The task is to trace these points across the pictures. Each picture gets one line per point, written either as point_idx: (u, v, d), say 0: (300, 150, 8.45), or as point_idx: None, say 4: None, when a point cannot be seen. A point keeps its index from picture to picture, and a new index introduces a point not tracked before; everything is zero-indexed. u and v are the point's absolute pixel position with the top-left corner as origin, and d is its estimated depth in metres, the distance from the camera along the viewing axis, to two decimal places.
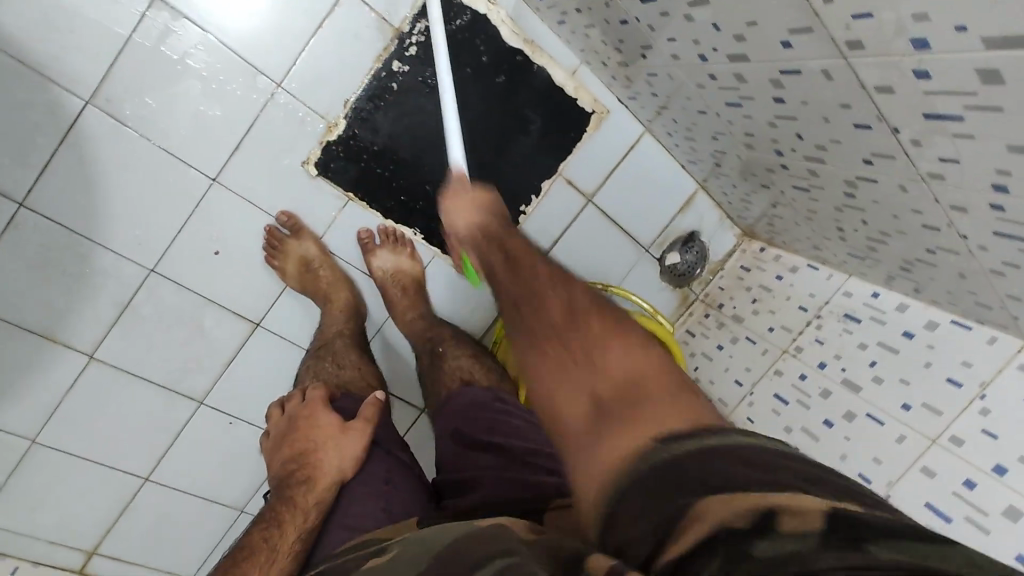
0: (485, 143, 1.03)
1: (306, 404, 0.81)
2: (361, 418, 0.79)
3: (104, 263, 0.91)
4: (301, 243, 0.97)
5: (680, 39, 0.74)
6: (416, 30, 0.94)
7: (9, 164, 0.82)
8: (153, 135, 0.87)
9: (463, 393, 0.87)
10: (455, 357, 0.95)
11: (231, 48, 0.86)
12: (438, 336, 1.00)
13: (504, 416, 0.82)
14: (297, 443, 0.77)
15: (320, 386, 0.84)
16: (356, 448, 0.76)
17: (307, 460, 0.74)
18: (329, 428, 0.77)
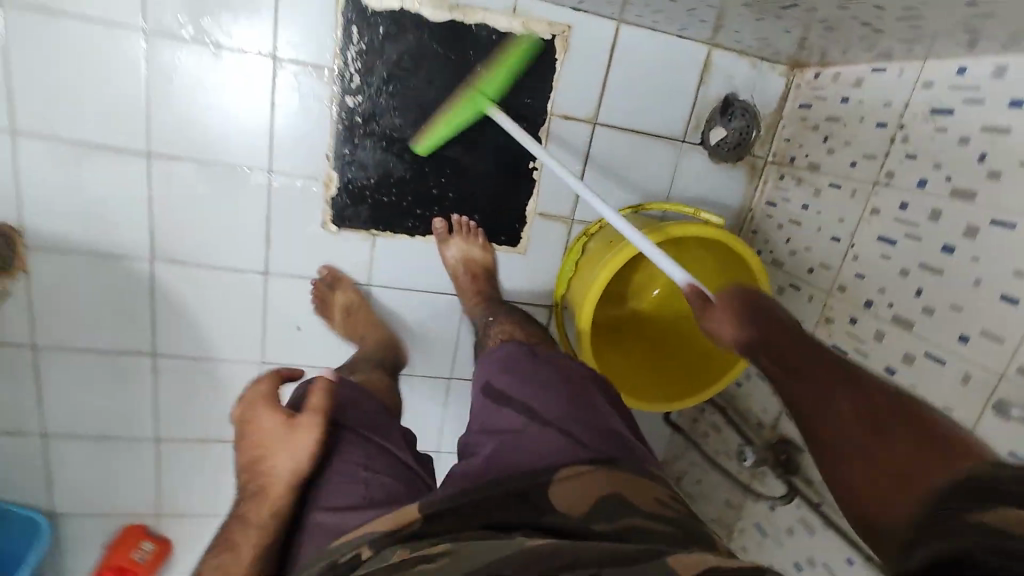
0: (464, 125, 1.00)
1: (251, 402, 0.81)
2: (309, 410, 0.78)
3: (228, 371, 1.09)
4: (335, 296, 1.06)
5: None
6: (350, 59, 0.93)
7: (131, 330, 1.02)
8: (205, 261, 1.01)
9: (500, 349, 0.86)
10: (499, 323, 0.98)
11: (220, 161, 0.96)
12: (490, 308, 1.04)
13: (534, 368, 0.80)
14: (246, 447, 0.76)
15: (277, 371, 0.86)
16: (308, 432, 0.76)
17: (255, 465, 0.74)
18: (274, 420, 0.77)
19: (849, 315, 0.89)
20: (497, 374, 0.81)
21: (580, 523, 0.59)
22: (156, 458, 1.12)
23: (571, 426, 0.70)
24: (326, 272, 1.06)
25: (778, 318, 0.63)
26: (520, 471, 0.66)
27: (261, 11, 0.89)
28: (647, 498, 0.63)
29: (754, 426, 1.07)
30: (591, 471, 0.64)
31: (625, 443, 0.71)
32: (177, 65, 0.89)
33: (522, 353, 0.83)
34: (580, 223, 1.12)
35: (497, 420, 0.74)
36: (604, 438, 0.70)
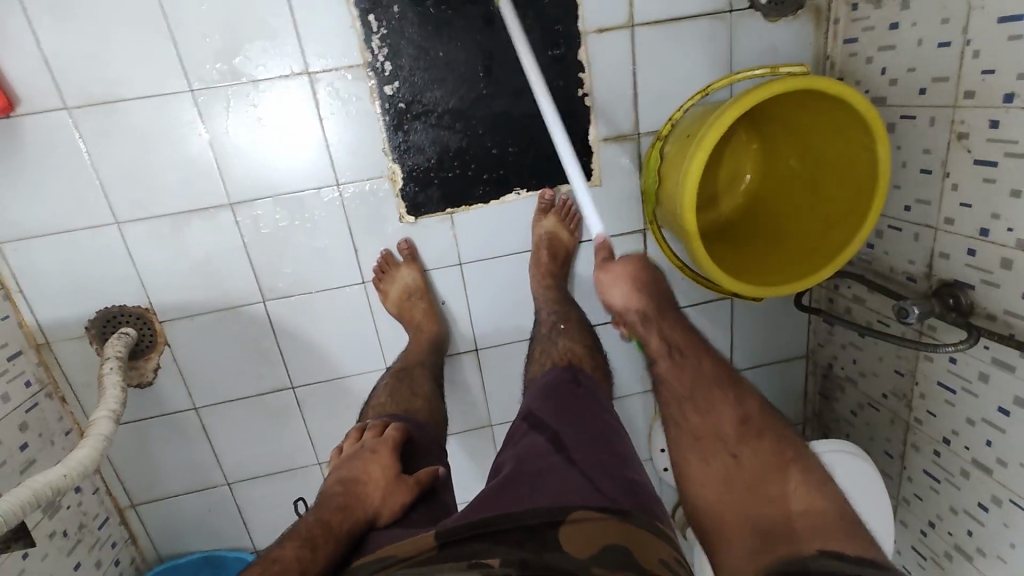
0: (504, 73, 0.97)
1: (379, 439, 0.85)
2: (414, 479, 0.78)
3: (359, 383, 1.14)
4: (399, 274, 1.06)
5: None
6: (375, 49, 0.93)
7: (267, 370, 1.10)
8: (310, 288, 1.06)
9: (542, 376, 0.93)
10: (569, 338, 1.03)
11: (293, 189, 0.99)
12: (563, 313, 1.08)
13: (579, 409, 0.83)
14: (351, 472, 0.78)
15: (397, 429, 0.87)
16: (404, 494, 0.76)
17: (351, 489, 0.74)
18: (386, 472, 0.78)
19: (988, 120, 0.77)
20: (535, 401, 0.87)
21: (578, 562, 0.54)
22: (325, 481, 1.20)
23: (604, 481, 0.68)
24: (385, 254, 1.06)
25: (713, 366, 0.75)
26: (543, 504, 0.63)
27: (284, 33, 0.91)
28: (649, 554, 0.57)
29: (904, 282, 0.97)
30: (606, 519, 0.61)
31: (645, 498, 0.68)
32: (230, 111, 0.93)
33: (569, 385, 0.89)
34: (648, 134, 1.06)
35: (533, 445, 0.77)
36: (620, 490, 0.67)
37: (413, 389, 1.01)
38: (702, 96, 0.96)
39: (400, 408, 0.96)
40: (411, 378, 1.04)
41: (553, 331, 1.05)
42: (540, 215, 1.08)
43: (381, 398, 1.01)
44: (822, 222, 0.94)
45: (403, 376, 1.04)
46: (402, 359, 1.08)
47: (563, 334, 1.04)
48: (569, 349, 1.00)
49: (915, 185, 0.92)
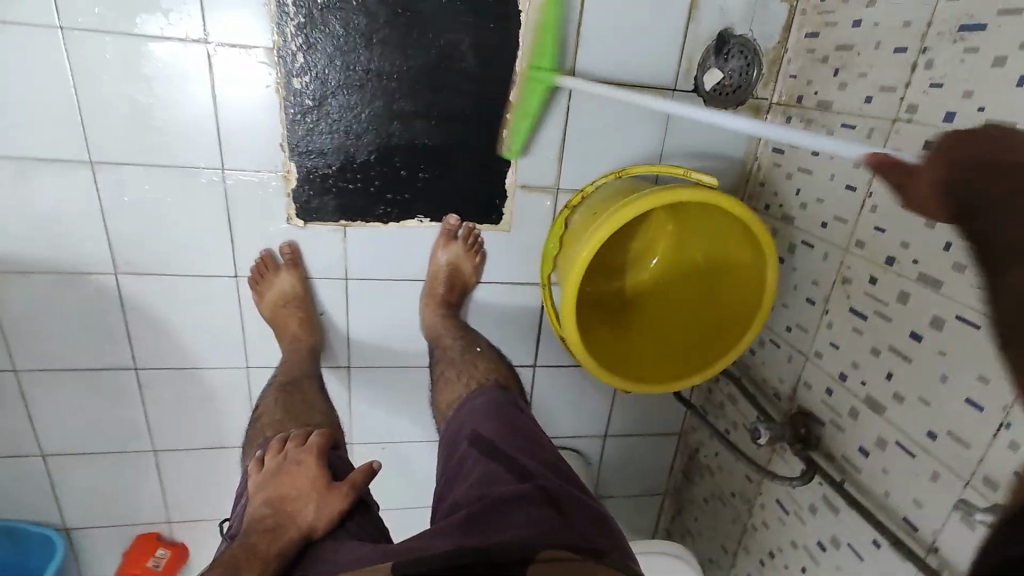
0: (426, 97, 0.91)
1: (307, 446, 0.77)
2: (349, 482, 0.73)
3: (213, 379, 1.06)
4: (278, 277, 0.98)
5: None
6: (289, 35, 0.84)
7: (107, 346, 1.00)
8: (173, 271, 0.96)
9: (481, 395, 0.86)
10: (486, 358, 0.99)
11: (170, 162, 0.89)
12: (470, 338, 1.03)
13: (526, 428, 0.78)
14: (279, 490, 0.71)
15: (326, 432, 0.81)
16: (340, 501, 0.71)
17: (278, 510, 0.68)
18: (313, 480, 0.72)
19: (868, 273, 0.79)
20: (483, 421, 0.80)
21: None
22: (159, 471, 1.12)
23: (566, 504, 0.63)
24: (263, 257, 0.98)
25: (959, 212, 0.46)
26: (504, 534, 0.56)
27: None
28: None
29: (772, 397, 1.00)
30: (577, 559, 0.53)
31: (610, 526, 0.63)
32: (108, 62, 0.82)
33: (512, 405, 0.84)
34: (567, 192, 1.03)
35: (490, 470, 0.69)
36: (585, 518, 0.62)
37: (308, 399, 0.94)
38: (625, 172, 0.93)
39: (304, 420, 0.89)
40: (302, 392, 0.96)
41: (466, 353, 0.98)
42: (440, 245, 1.02)
43: (264, 415, 0.92)
44: (712, 317, 0.96)
45: (290, 390, 0.96)
46: (291, 374, 0.99)
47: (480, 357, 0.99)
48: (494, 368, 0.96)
49: (800, 310, 0.93)
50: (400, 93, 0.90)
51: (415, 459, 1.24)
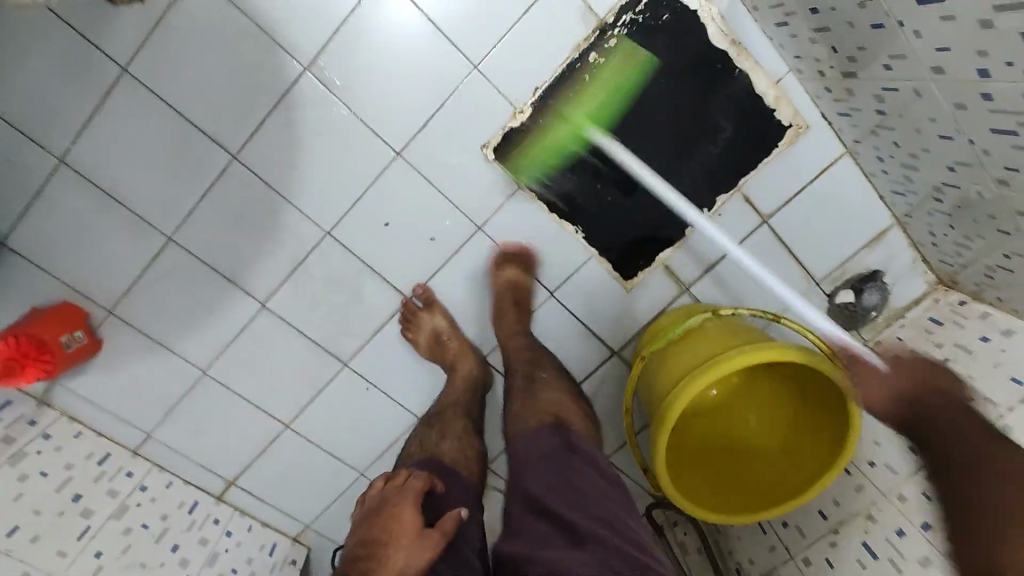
0: (665, 147, 0.96)
1: (401, 494, 0.75)
2: (439, 531, 0.70)
3: (290, 219, 0.97)
4: (429, 317, 1.04)
5: (920, 61, 0.66)
6: (620, 22, 0.89)
7: (231, 119, 0.89)
8: (355, 108, 0.91)
9: (532, 436, 0.86)
10: (550, 390, 0.95)
11: (440, 27, 0.88)
12: (535, 354, 1.02)
13: (571, 477, 0.79)
14: (372, 534, 0.70)
15: (425, 477, 0.78)
16: (431, 549, 0.68)
17: (373, 551, 0.68)
18: (407, 526, 0.70)
19: (897, 527, 0.90)
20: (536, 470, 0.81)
21: None
22: (154, 259, 0.96)
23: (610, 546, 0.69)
24: (405, 302, 1.05)
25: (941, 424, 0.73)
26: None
27: None
28: None
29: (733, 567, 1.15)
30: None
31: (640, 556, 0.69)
32: None
33: (565, 451, 0.83)
34: (691, 296, 1.10)
35: (535, 521, 0.75)
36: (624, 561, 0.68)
37: (443, 431, 0.98)
38: (770, 315, 0.97)
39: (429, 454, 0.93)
40: (444, 424, 0.99)
41: (528, 380, 0.98)
42: (499, 268, 1.01)
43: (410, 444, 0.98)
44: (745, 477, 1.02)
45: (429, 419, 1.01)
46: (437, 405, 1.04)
47: (541, 384, 0.97)
48: (552, 404, 0.92)
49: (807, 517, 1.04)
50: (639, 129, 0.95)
51: (381, 420, 1.15)
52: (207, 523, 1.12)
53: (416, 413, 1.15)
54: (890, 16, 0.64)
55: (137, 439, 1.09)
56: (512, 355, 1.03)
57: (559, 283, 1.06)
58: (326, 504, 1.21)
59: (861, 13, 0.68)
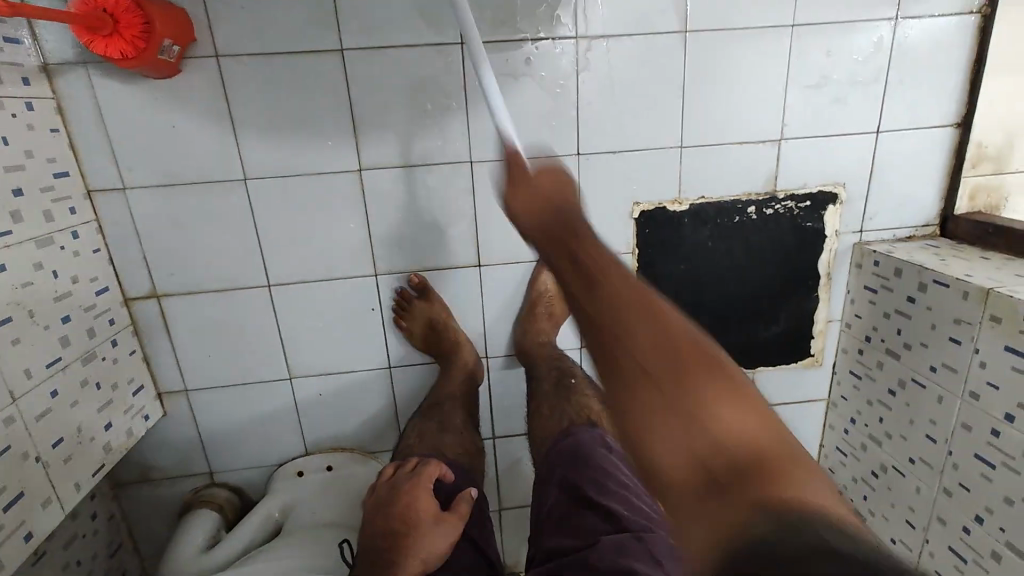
0: (739, 305, 1.12)
1: (413, 480, 0.85)
2: (454, 515, 0.83)
3: (453, 125, 0.94)
4: (432, 303, 1.03)
5: (966, 380, 0.88)
6: (784, 202, 1.06)
7: (490, 16, 0.89)
8: (580, 95, 0.95)
9: (570, 434, 0.90)
10: (584, 396, 0.98)
11: (686, 100, 0.97)
12: (563, 368, 1.04)
13: (613, 475, 0.82)
14: (396, 521, 0.81)
15: (437, 463, 0.88)
16: (449, 533, 0.82)
17: (399, 536, 0.79)
18: (426, 515, 0.82)
19: None
20: (577, 468, 0.83)
21: None
22: (310, 53, 0.87)
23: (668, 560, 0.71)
24: (403, 287, 1.03)
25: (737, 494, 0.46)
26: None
27: (815, 126, 1.02)
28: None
29: None
30: None
31: None
32: (765, 58, 0.97)
33: (600, 446, 0.86)
34: None
35: (583, 521, 0.77)
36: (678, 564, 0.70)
37: (442, 426, 0.99)
38: None
39: (431, 449, 0.95)
40: (441, 417, 1.00)
41: (559, 388, 1.00)
42: (539, 270, 1.03)
43: (410, 436, 0.99)
44: None
45: (427, 410, 1.02)
46: (433, 397, 1.04)
47: (573, 391, 1.00)
48: (587, 408, 0.96)
49: None
50: (693, 251, 1.07)
51: (355, 343, 1.06)
52: (102, 318, 0.90)
53: (390, 359, 1.08)
54: (971, 341, 0.87)
55: (107, 184, 0.89)
56: (542, 367, 1.04)
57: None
58: (226, 382, 1.04)
59: (949, 326, 0.91)
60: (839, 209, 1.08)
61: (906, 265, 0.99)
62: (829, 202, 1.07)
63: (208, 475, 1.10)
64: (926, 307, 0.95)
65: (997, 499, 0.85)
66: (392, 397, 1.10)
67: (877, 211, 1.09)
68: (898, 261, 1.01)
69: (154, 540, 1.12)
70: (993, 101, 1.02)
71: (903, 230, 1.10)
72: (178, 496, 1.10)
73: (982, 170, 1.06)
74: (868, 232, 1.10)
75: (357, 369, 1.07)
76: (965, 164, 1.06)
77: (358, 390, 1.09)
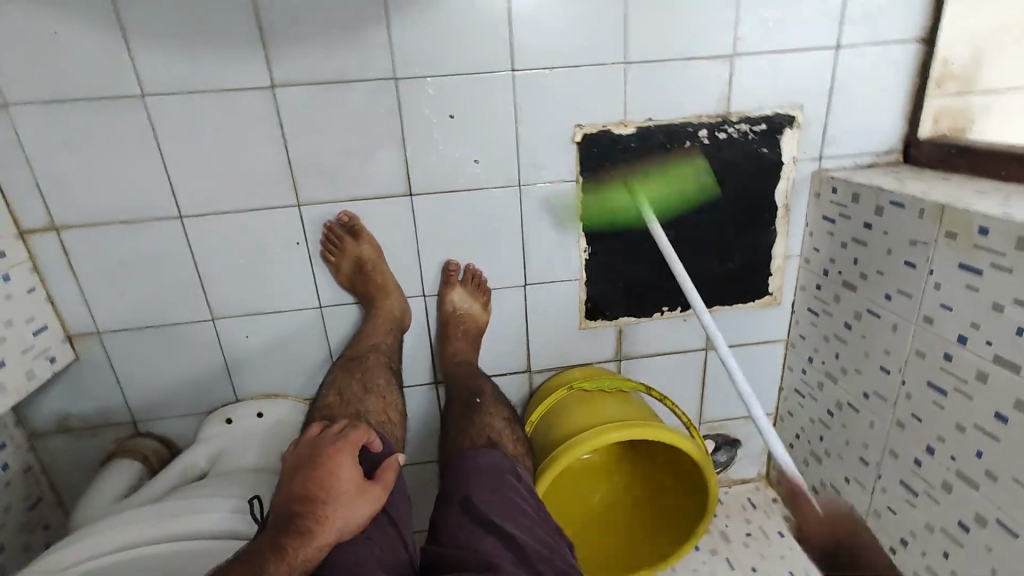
0: (692, 238, 1.06)
1: (338, 441, 0.68)
2: (380, 484, 0.68)
3: (373, 36, 0.86)
4: (353, 244, 0.96)
5: (923, 306, 0.83)
6: (737, 126, 0.99)
7: None
8: (514, 2, 0.87)
9: (476, 453, 0.81)
10: (490, 416, 0.90)
11: (630, 10, 0.90)
12: (473, 389, 0.96)
13: (519, 499, 0.76)
14: (308, 490, 0.63)
15: (365, 428, 0.72)
16: (369, 507, 0.66)
17: (310, 508, 0.62)
18: (347, 485, 0.65)
19: None
20: (482, 493, 0.75)
21: None
22: None
23: None
24: (329, 224, 0.96)
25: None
26: None
27: (771, 40, 0.94)
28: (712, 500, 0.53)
29: None
30: None
31: None
32: None
33: (507, 466, 0.79)
34: (617, 365, 1.15)
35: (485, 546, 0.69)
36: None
37: (366, 385, 0.91)
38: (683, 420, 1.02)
39: (352, 413, 0.87)
40: (364, 373, 0.92)
41: (467, 408, 0.92)
42: (443, 289, 1.01)
43: (328, 395, 0.90)
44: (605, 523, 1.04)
45: (350, 365, 0.93)
46: (359, 345, 0.96)
47: (480, 411, 0.92)
48: (493, 429, 0.88)
49: None
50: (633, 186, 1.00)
51: (281, 282, 0.99)
52: None
53: (321, 299, 1.01)
54: (926, 263, 0.82)
55: None
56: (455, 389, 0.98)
57: (537, 280, 1.05)
58: (143, 324, 0.97)
59: (904, 248, 0.86)
60: (797, 134, 1.01)
61: (863, 189, 0.93)
62: (786, 125, 1.00)
63: (133, 426, 1.04)
64: (884, 231, 0.89)
65: (950, 428, 0.81)
66: (326, 340, 1.04)
67: (837, 136, 1.02)
68: (856, 186, 0.95)
69: (81, 494, 1.07)
70: (959, 12, 0.95)
71: (865, 157, 1.04)
72: (100, 448, 1.04)
73: (948, 90, 1.00)
74: (827, 159, 1.03)
75: (284, 310, 1.01)
76: (929, 83, 0.99)
77: (289, 333, 1.03)
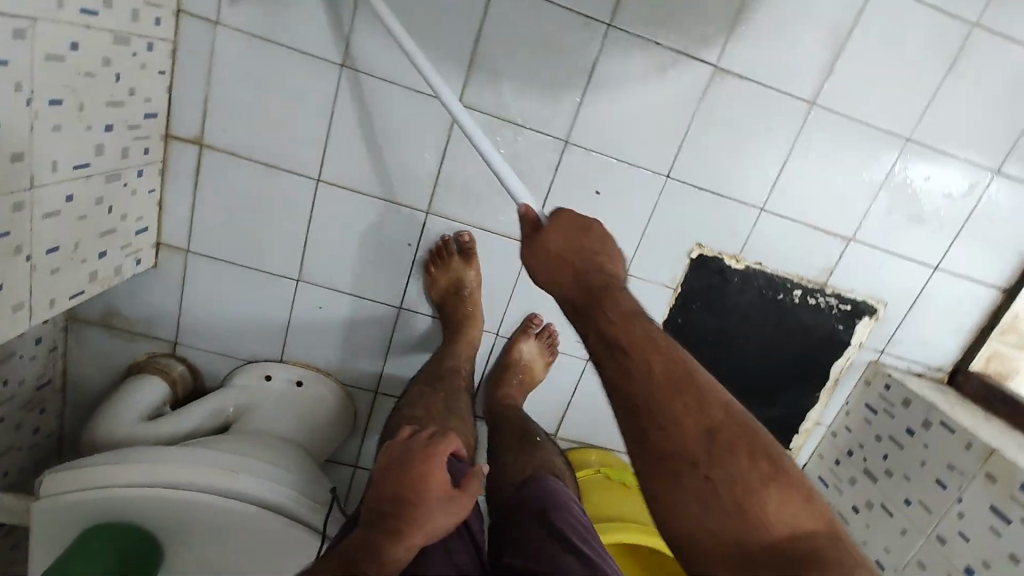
0: (749, 377, 1.12)
1: (431, 446, 0.71)
2: (467, 491, 0.70)
3: (565, 100, 0.91)
4: (462, 266, 0.98)
5: (941, 524, 0.92)
6: (828, 297, 1.07)
7: (646, 16, 0.87)
8: (695, 123, 0.94)
9: (538, 481, 0.84)
10: (547, 452, 0.94)
11: (785, 170, 0.98)
12: (527, 426, 1.00)
13: (583, 524, 0.77)
14: (400, 492, 0.66)
15: (452, 438, 0.74)
16: (457, 510, 0.68)
17: (403, 511, 0.65)
18: (436, 490, 0.67)
19: None
20: (551, 508, 0.78)
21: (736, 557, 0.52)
22: None
23: None
24: (447, 239, 0.98)
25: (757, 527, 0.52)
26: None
27: (884, 241, 1.04)
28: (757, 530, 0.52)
29: None
30: None
31: None
32: (871, 161, 0.98)
33: (570, 498, 0.82)
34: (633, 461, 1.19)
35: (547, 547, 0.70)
36: None
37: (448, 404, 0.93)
38: None
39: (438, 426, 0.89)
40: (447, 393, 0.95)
41: (523, 442, 0.96)
42: (518, 335, 1.05)
43: (407, 405, 0.92)
44: None
45: (435, 382, 0.95)
46: (436, 366, 0.98)
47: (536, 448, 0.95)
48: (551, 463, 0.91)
49: None
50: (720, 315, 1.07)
51: (376, 271, 1.00)
52: (140, 142, 0.82)
53: (403, 300, 1.03)
54: (957, 490, 0.92)
55: (201, 10, 0.82)
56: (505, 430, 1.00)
57: None
58: (232, 258, 0.97)
59: (939, 468, 0.95)
60: (872, 324, 1.10)
61: (918, 399, 1.02)
62: (866, 313, 1.09)
63: (171, 345, 1.02)
64: (925, 445, 0.99)
65: None
66: (388, 338, 1.06)
67: (904, 339, 1.11)
68: (910, 394, 1.04)
69: (87, 389, 1.04)
70: None
71: (918, 365, 1.14)
72: (130, 353, 1.02)
73: (1007, 339, 1.11)
74: (888, 355, 1.12)
75: (366, 298, 1.02)
76: (994, 328, 1.10)
77: (359, 319, 1.04)
